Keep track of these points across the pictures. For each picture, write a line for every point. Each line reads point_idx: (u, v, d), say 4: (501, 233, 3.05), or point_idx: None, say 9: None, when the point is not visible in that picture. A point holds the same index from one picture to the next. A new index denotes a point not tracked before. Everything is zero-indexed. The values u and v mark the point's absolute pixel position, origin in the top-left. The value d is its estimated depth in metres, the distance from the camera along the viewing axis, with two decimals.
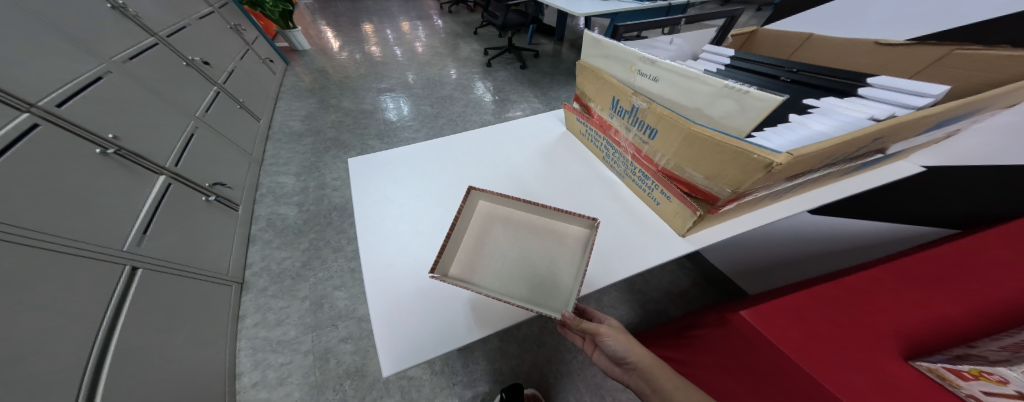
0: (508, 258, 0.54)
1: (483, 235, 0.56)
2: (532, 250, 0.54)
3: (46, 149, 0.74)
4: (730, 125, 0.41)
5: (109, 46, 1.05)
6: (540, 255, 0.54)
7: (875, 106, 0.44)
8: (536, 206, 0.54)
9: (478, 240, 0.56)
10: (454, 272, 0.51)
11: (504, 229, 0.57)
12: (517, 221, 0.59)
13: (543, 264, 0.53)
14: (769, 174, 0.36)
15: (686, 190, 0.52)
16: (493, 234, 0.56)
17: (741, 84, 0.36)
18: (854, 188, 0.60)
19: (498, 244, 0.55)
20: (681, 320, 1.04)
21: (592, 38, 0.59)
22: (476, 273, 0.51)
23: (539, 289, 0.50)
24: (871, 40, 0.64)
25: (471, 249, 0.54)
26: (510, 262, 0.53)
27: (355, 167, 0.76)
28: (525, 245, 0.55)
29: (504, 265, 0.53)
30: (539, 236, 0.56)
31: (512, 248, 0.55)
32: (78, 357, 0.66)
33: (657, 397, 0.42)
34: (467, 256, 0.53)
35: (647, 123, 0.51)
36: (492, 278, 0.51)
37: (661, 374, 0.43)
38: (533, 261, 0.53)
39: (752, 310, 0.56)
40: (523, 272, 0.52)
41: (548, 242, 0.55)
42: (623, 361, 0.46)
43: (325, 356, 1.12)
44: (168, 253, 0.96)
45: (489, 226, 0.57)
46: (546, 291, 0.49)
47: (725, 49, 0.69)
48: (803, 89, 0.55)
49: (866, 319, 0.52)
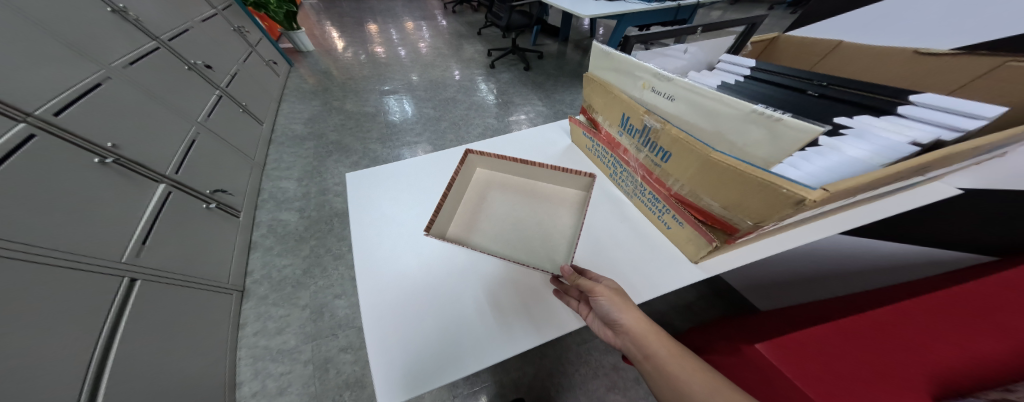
0: (502, 212, 0.63)
1: (481, 196, 0.66)
2: (525, 208, 0.64)
3: (43, 160, 0.73)
4: (756, 153, 0.37)
5: (108, 52, 1.04)
6: (531, 210, 0.63)
7: (915, 127, 0.40)
8: (527, 166, 0.64)
9: (476, 201, 0.65)
10: (454, 227, 0.61)
11: (500, 191, 0.67)
12: (512, 183, 0.69)
13: (532, 216, 0.62)
14: (802, 211, 0.32)
15: (700, 217, 0.49)
16: (490, 196, 0.66)
17: (774, 111, 0.32)
18: (891, 209, 0.54)
19: (494, 204, 0.65)
20: (687, 338, 1.00)
21: (601, 50, 0.56)
22: (475, 227, 0.61)
23: (530, 239, 0.59)
24: (910, 49, 0.59)
25: (471, 208, 0.64)
26: (503, 215, 0.62)
27: (354, 184, 0.73)
28: (518, 202, 0.65)
29: (497, 217, 0.62)
30: (530, 197, 0.66)
31: (507, 209, 0.64)
32: (75, 373, 0.65)
33: (649, 363, 0.39)
34: (468, 213, 0.63)
35: (660, 145, 0.47)
36: (489, 224, 0.61)
37: (653, 340, 0.40)
38: (524, 214, 0.62)
39: (772, 345, 0.50)
40: (514, 224, 0.61)
41: (539, 202, 0.65)
42: (614, 323, 0.42)
43: (325, 365, 1.11)
44: (166, 263, 0.95)
45: (485, 190, 0.67)
46: (532, 238, 0.58)
47: (745, 59, 0.64)
48: (834, 105, 0.50)
49: (898, 353, 0.45)
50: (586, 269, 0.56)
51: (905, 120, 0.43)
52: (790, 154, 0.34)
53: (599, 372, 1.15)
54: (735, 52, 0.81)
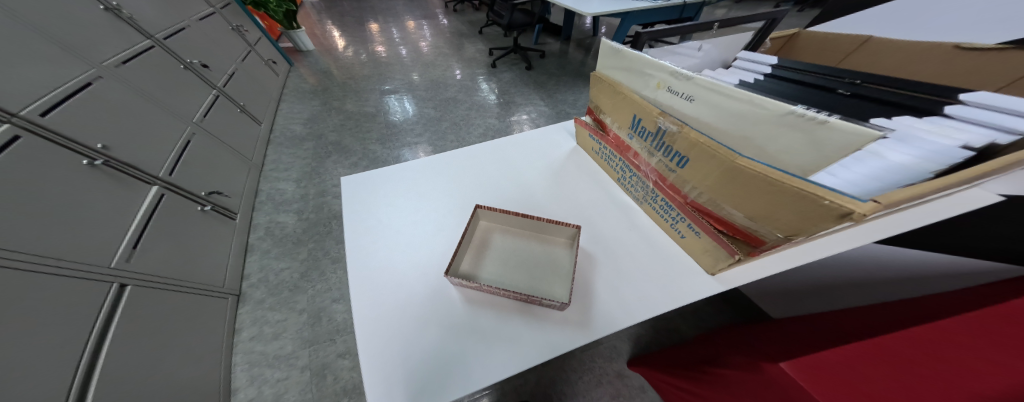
0: (510, 260, 0.55)
1: (485, 242, 0.58)
2: (536, 253, 0.56)
3: (27, 162, 0.70)
4: (791, 160, 0.34)
5: (99, 50, 1.01)
6: (543, 257, 0.56)
7: (965, 130, 0.36)
8: (535, 221, 0.56)
9: (481, 249, 0.57)
10: (462, 272, 0.53)
11: (505, 237, 0.59)
12: (518, 231, 0.60)
13: (544, 264, 0.54)
14: (848, 225, 0.28)
15: (719, 227, 0.45)
16: (495, 242, 0.58)
17: (817, 112, 0.28)
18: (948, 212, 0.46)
19: (502, 250, 0.57)
20: (697, 346, 0.96)
21: (611, 48, 0.52)
22: (485, 274, 0.53)
23: (546, 283, 0.51)
24: (950, 45, 0.56)
25: (476, 256, 0.56)
26: (512, 264, 0.54)
27: (349, 188, 0.70)
28: (524, 249, 0.57)
29: (506, 266, 0.54)
30: (539, 243, 0.58)
31: (516, 253, 0.56)
32: (62, 383, 0.62)
33: None
34: (475, 262, 0.55)
35: (676, 149, 0.43)
36: (496, 274, 0.53)
37: None
38: (535, 263, 0.54)
39: (793, 362, 0.43)
40: (525, 273, 0.53)
41: (549, 248, 0.57)
42: None
43: (322, 372, 1.08)
44: (159, 267, 0.92)
45: (490, 237, 0.59)
46: (549, 288, 0.51)
47: (763, 56, 0.60)
48: (866, 104, 0.47)
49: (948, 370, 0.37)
50: (595, 280, 0.53)
51: (950, 121, 0.39)
52: (833, 162, 0.30)
53: (604, 379, 1.12)
54: (751, 49, 0.79)
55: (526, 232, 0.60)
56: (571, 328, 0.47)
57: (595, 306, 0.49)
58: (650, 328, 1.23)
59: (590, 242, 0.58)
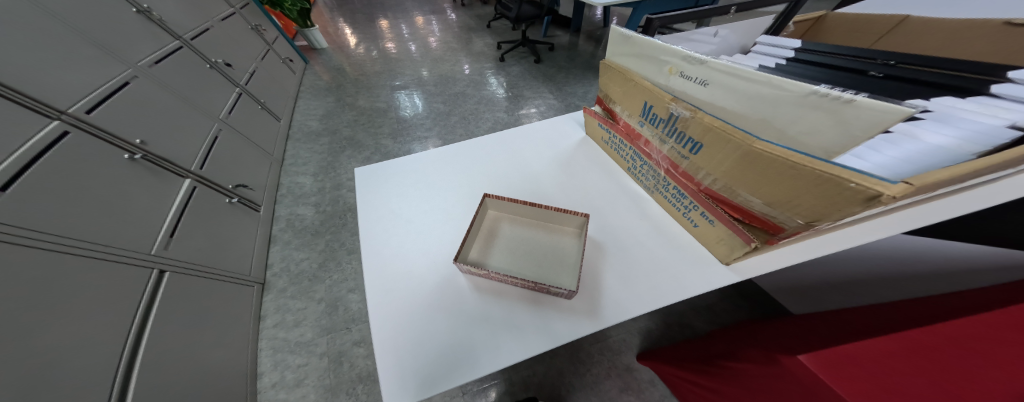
0: (517, 249, 0.56)
1: (492, 230, 0.59)
2: (544, 242, 0.57)
3: (76, 156, 0.77)
4: (817, 142, 0.33)
5: (133, 51, 1.07)
6: (549, 245, 0.56)
7: (1013, 109, 0.34)
8: (541, 209, 0.56)
9: (490, 236, 0.58)
10: (473, 259, 0.54)
11: (513, 226, 0.60)
12: (526, 220, 0.60)
13: (551, 254, 0.55)
14: (875, 208, 0.27)
15: (735, 215, 0.44)
16: (502, 229, 0.59)
17: (841, 92, 0.28)
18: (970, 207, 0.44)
19: (509, 237, 0.58)
20: (708, 340, 0.94)
21: (620, 33, 0.51)
22: (492, 260, 0.54)
23: (553, 269, 0.52)
24: (998, 20, 0.53)
25: (484, 242, 0.57)
26: (520, 254, 0.55)
27: (362, 178, 0.72)
28: (532, 238, 0.57)
29: (514, 255, 0.55)
30: (546, 232, 0.58)
31: (522, 242, 0.57)
32: (111, 359, 0.68)
33: None
34: (483, 249, 0.56)
35: (689, 135, 0.43)
36: (504, 262, 0.54)
37: None
38: (542, 252, 0.55)
39: (814, 353, 0.40)
40: (533, 262, 0.53)
41: (554, 237, 0.57)
42: None
43: (339, 359, 1.13)
44: (193, 255, 0.99)
45: (498, 225, 0.60)
46: (556, 277, 0.51)
47: (786, 39, 0.59)
48: (903, 86, 0.45)
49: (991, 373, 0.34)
50: (604, 270, 0.52)
51: (1000, 102, 0.36)
52: (860, 143, 0.30)
53: (612, 371, 1.12)
54: (774, 33, 0.75)
55: (533, 221, 0.61)
56: (578, 318, 0.47)
57: (603, 296, 0.49)
58: (660, 322, 1.22)
59: (598, 232, 0.58)
